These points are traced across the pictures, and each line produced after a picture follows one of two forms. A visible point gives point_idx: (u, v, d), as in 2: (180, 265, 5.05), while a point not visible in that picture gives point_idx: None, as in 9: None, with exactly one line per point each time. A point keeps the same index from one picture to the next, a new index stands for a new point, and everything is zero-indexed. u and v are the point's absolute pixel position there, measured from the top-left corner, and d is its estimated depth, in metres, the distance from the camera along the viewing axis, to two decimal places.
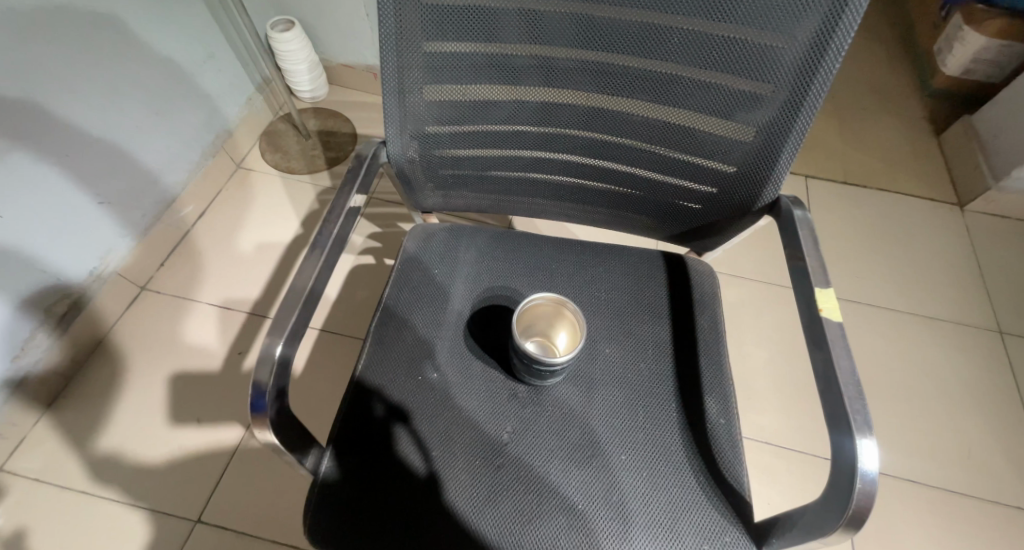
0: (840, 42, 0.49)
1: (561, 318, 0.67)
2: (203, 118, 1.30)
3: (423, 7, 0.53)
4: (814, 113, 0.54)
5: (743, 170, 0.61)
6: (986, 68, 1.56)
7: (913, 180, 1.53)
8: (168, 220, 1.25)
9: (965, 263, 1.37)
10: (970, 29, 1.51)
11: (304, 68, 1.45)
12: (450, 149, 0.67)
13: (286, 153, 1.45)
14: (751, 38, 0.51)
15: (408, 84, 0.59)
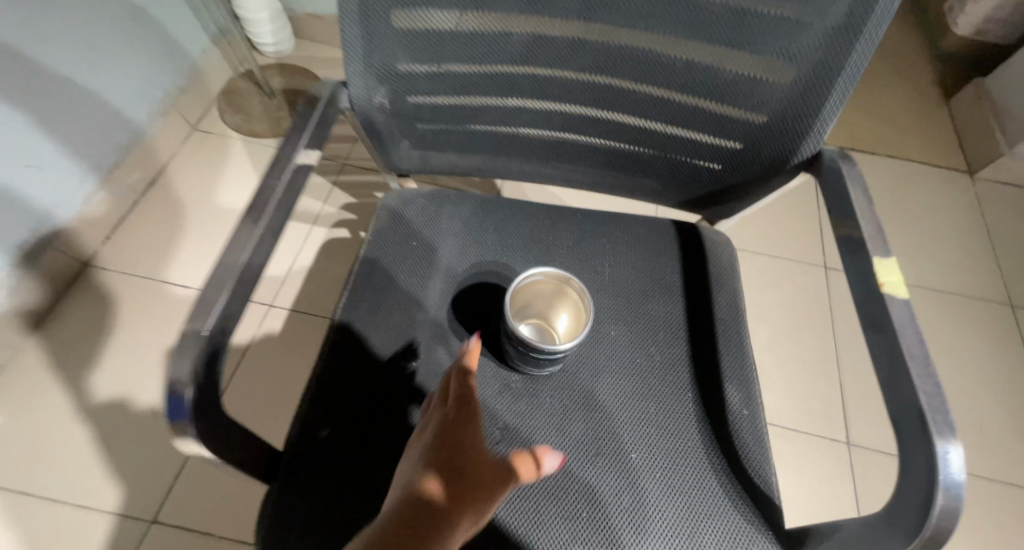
0: None
1: (564, 297, 0.58)
2: (150, 70, 1.14)
3: None
4: (872, 46, 0.45)
5: (778, 120, 0.52)
6: (998, 28, 1.49)
7: (922, 146, 1.45)
8: (113, 186, 1.10)
9: (975, 234, 1.31)
10: None
11: (266, 17, 1.30)
12: (428, 95, 0.56)
13: (249, 114, 1.31)
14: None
15: (373, 8, 0.47)
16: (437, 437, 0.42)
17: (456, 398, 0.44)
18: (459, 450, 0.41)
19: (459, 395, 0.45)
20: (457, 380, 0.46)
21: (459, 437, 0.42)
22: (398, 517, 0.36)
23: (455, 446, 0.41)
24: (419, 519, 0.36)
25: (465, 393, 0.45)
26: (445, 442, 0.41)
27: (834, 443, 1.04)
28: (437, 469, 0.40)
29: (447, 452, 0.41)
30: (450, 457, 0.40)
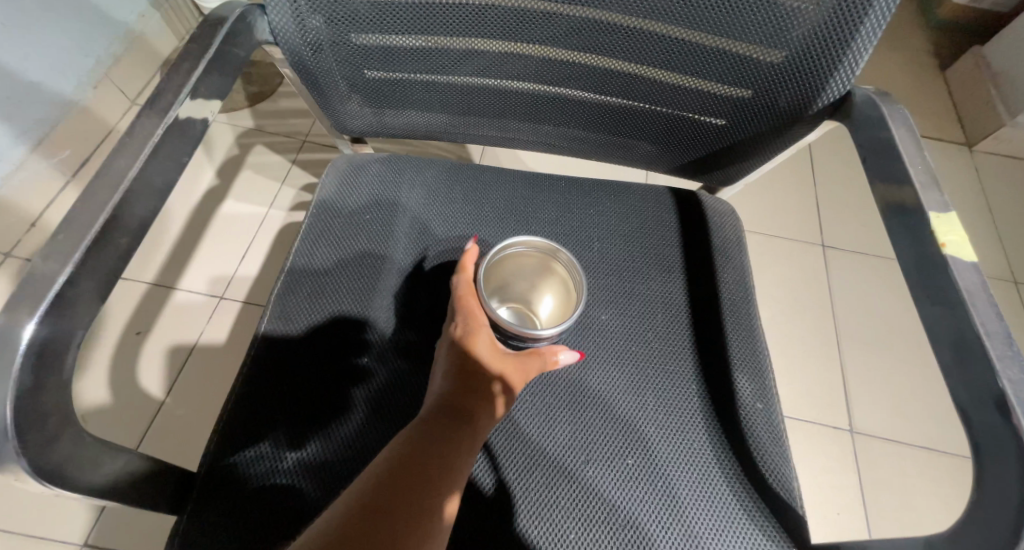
0: None
1: (550, 277, 0.50)
2: (77, 35, 1.03)
3: None
4: None
5: (798, 56, 0.43)
6: None
7: (919, 117, 1.39)
8: (37, 166, 0.99)
9: (975, 208, 1.25)
10: None
11: None
12: (374, 33, 0.46)
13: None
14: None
15: None
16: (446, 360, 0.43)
17: (459, 318, 0.44)
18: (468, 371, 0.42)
19: (462, 313, 0.44)
20: (459, 297, 0.45)
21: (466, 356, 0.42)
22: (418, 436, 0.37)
23: (463, 366, 0.42)
24: (435, 439, 0.37)
25: (469, 310, 0.44)
26: (455, 364, 0.42)
27: (838, 431, 0.98)
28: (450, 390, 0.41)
29: (458, 374, 0.42)
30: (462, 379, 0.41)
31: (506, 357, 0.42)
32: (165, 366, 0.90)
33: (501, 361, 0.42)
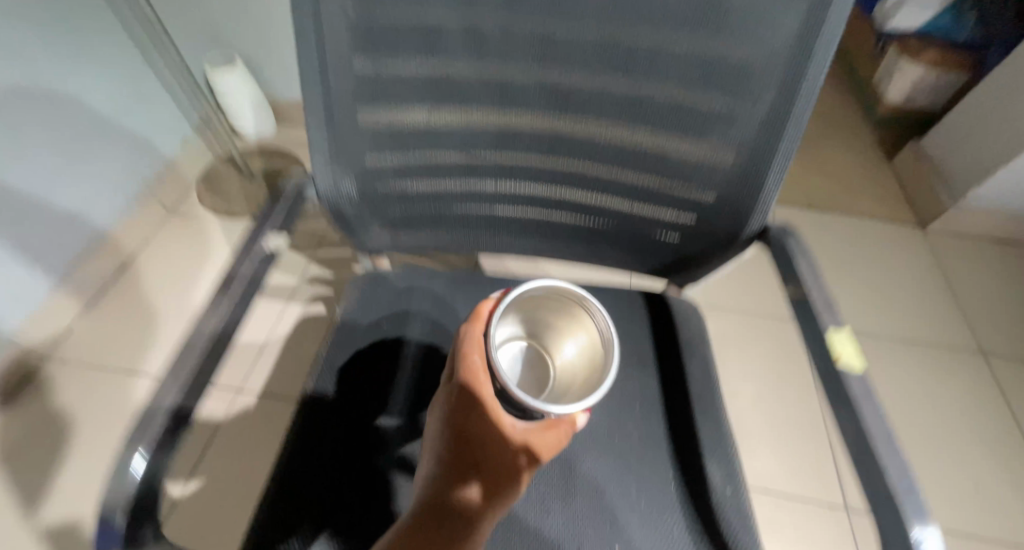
0: (824, 53, 0.44)
1: (578, 331, 0.44)
2: (126, 165, 1.24)
3: (349, 23, 0.45)
4: (800, 131, 0.48)
5: (726, 195, 0.55)
6: (927, 95, 1.59)
7: (873, 201, 1.54)
8: (83, 276, 1.17)
9: (935, 283, 1.36)
10: (906, 60, 1.54)
11: (247, 106, 1.41)
12: (395, 183, 0.58)
13: (227, 197, 1.38)
14: (741, 33, 0.44)
15: (337, 109, 0.50)
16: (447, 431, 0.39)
17: (464, 382, 0.39)
18: (473, 450, 0.38)
19: (467, 375, 0.39)
20: (466, 355, 0.40)
21: (471, 428, 0.38)
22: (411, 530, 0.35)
23: (467, 443, 0.38)
24: (432, 542, 0.34)
25: (474, 374, 0.39)
26: (460, 438, 0.38)
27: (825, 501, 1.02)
28: (452, 471, 0.37)
29: (462, 453, 0.38)
30: (464, 461, 0.37)
31: (520, 435, 0.38)
32: (187, 457, 0.99)
33: (511, 439, 0.38)
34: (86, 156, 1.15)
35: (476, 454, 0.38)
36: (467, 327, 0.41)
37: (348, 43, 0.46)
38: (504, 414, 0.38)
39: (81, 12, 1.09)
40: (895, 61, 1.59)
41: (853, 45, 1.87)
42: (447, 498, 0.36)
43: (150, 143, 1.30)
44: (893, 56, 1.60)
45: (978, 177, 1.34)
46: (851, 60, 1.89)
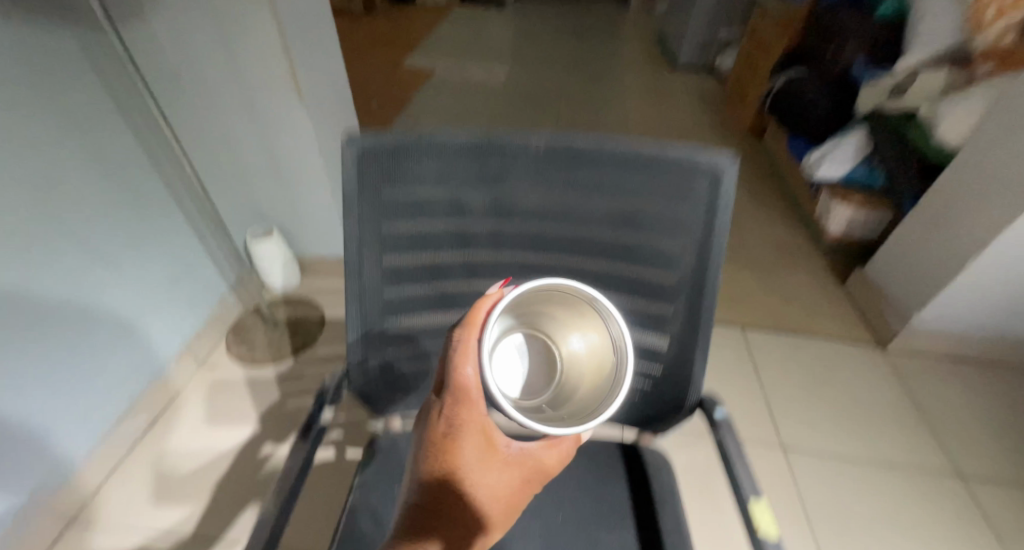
0: (714, 276, 0.62)
1: (585, 320, 0.45)
2: (173, 327, 1.35)
3: (383, 268, 0.63)
4: (710, 326, 0.65)
5: (669, 372, 0.69)
6: (862, 229, 1.76)
7: (835, 324, 1.69)
8: (115, 436, 1.22)
9: (904, 402, 1.46)
10: (837, 204, 1.73)
11: (279, 264, 1.56)
12: (409, 371, 0.73)
13: (252, 346, 1.49)
14: (654, 273, 0.63)
15: (370, 322, 0.67)
16: (446, 459, 0.44)
17: (462, 416, 0.43)
18: (476, 473, 0.44)
19: (466, 408, 0.43)
20: (461, 387, 0.43)
21: (470, 454, 0.44)
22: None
23: (469, 467, 0.44)
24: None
25: (471, 402, 0.43)
26: (463, 465, 0.44)
27: None
28: (461, 495, 0.44)
29: (466, 475, 0.44)
30: (470, 481, 0.44)
31: (519, 456, 0.46)
32: None
33: (506, 457, 0.45)
34: (140, 314, 1.24)
35: (479, 477, 0.44)
36: (455, 355, 0.43)
37: (381, 280, 0.64)
38: (494, 437, 0.45)
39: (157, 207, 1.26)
40: (827, 204, 1.79)
41: (794, 182, 2.12)
42: (462, 519, 0.43)
43: (197, 297, 1.43)
44: (826, 198, 1.79)
45: (919, 304, 1.49)
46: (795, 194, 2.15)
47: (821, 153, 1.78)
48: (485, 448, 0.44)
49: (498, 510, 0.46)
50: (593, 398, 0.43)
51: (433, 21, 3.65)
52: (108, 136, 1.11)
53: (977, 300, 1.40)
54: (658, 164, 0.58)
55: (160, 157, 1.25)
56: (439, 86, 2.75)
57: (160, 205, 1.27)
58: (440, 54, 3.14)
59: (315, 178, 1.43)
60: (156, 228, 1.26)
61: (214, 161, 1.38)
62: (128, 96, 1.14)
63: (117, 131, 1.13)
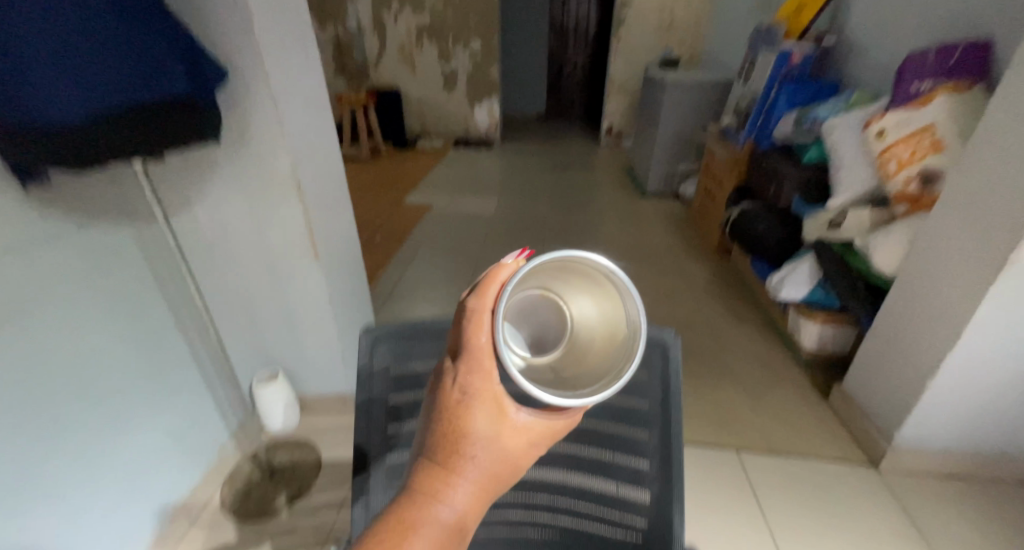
0: (677, 431, 0.65)
1: (590, 286, 0.50)
2: (170, 485, 1.22)
3: (386, 435, 0.68)
4: (682, 483, 0.65)
5: (652, 532, 0.67)
6: (833, 343, 1.78)
7: (826, 442, 1.61)
8: None
9: (905, 531, 1.36)
10: (805, 319, 1.76)
11: (282, 408, 1.44)
12: None
13: (248, 501, 1.31)
14: (620, 430, 0.69)
15: (367, 486, 0.67)
16: (455, 425, 0.44)
17: (471, 386, 0.43)
18: (485, 441, 0.44)
19: (473, 376, 0.43)
20: (471, 353, 0.43)
21: (480, 422, 0.44)
22: (447, 512, 0.43)
23: (480, 435, 0.44)
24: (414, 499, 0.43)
25: (482, 369, 0.44)
26: (472, 431, 0.44)
27: None
28: (470, 461, 0.44)
29: (475, 441, 0.44)
30: (479, 446, 0.44)
31: (529, 425, 0.45)
32: None
33: (517, 426, 0.44)
34: (139, 475, 1.13)
35: (488, 442, 0.44)
36: (465, 323, 0.43)
37: (384, 446, 0.67)
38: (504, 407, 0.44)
39: (170, 358, 1.21)
40: (797, 319, 1.82)
41: (762, 299, 2.18)
42: (469, 480, 0.44)
43: (197, 451, 1.30)
44: (794, 314, 1.83)
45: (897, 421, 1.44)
46: (766, 310, 2.18)
47: (780, 277, 1.83)
48: (493, 417, 0.44)
49: (511, 470, 0.46)
50: (599, 360, 0.48)
51: (428, 164, 3.96)
52: (141, 312, 1.12)
53: (955, 418, 1.36)
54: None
55: (187, 326, 1.25)
56: (433, 222, 2.90)
57: (181, 373, 1.24)
58: (436, 191, 3.37)
59: (324, 332, 1.38)
60: (166, 378, 1.19)
61: (234, 325, 1.37)
62: (164, 274, 1.17)
63: (150, 306, 1.14)
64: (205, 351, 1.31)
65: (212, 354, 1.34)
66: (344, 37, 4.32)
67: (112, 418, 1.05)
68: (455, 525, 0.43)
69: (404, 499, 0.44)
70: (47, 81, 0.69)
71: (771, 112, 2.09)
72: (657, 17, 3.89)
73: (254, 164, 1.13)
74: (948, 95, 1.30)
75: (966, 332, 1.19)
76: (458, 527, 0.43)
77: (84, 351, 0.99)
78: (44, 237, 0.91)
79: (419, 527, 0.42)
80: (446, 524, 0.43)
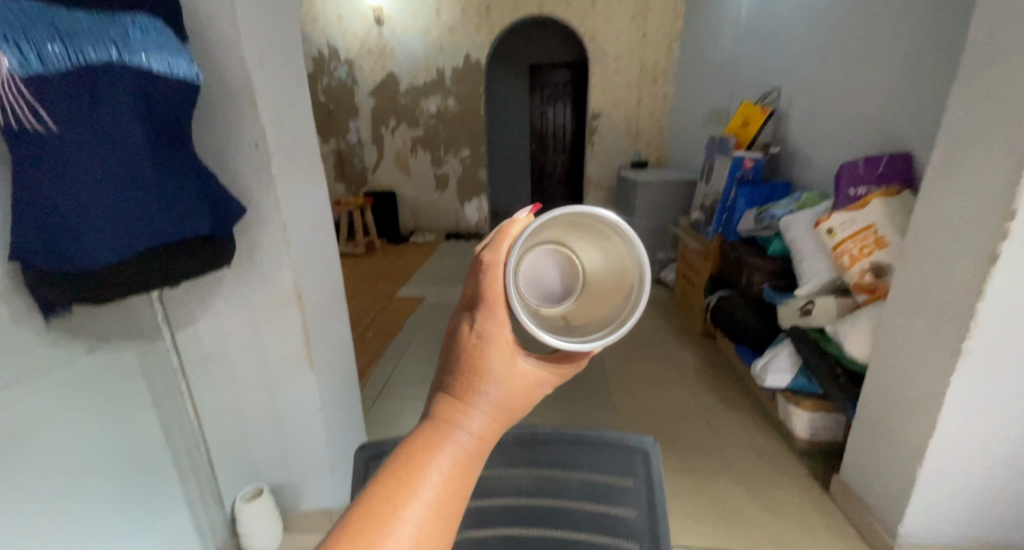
0: (663, 531, 0.65)
1: (602, 240, 0.59)
2: None
3: None
4: None
5: None
6: (826, 429, 1.65)
7: (826, 536, 1.40)
8: None
9: None
10: (793, 405, 1.65)
11: (268, 527, 1.36)
12: None
13: None
14: (613, 548, 0.65)
15: None
16: (469, 365, 0.44)
17: (487, 325, 0.44)
18: (499, 381, 0.44)
19: (490, 315, 0.45)
20: (487, 295, 0.45)
21: (494, 359, 0.44)
22: (457, 453, 0.41)
23: (494, 373, 0.44)
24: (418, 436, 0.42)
25: (494, 305, 0.45)
26: (486, 369, 0.44)
27: None
28: (482, 402, 0.43)
29: (489, 380, 0.43)
30: (492, 384, 0.44)
31: (538, 372, 0.45)
32: None
33: (526, 373, 0.45)
34: None
35: (501, 381, 0.44)
36: (481, 270, 0.46)
37: None
38: (514, 353, 0.45)
39: (154, 482, 1.17)
40: (785, 404, 1.70)
41: (748, 380, 2.04)
42: (480, 420, 0.43)
43: None
44: (782, 399, 1.71)
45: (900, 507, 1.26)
46: (753, 391, 2.02)
47: (763, 362, 1.75)
48: (506, 359, 0.44)
49: (521, 415, 0.45)
50: (610, 306, 0.58)
51: (419, 257, 4.07)
52: (137, 431, 1.12)
53: (959, 513, 1.22)
54: (600, 453, 0.74)
55: (178, 442, 1.24)
56: (424, 312, 2.87)
57: (167, 494, 1.21)
58: (426, 283, 3.43)
59: (312, 444, 1.35)
60: (144, 499, 1.14)
61: (223, 439, 1.34)
62: (164, 391, 1.19)
63: (148, 425, 1.14)
64: (193, 466, 1.28)
65: (196, 469, 1.30)
66: (344, 147, 4.64)
67: (96, 543, 1.03)
68: (467, 466, 0.41)
69: (413, 438, 0.42)
70: (88, 238, 0.74)
71: (733, 211, 2.25)
72: (627, 124, 4.25)
73: (259, 280, 1.18)
74: (881, 198, 1.45)
75: (943, 412, 1.11)
76: (469, 469, 0.42)
77: (76, 473, 0.98)
78: (57, 362, 0.94)
79: (429, 467, 0.40)
80: (458, 466, 0.41)
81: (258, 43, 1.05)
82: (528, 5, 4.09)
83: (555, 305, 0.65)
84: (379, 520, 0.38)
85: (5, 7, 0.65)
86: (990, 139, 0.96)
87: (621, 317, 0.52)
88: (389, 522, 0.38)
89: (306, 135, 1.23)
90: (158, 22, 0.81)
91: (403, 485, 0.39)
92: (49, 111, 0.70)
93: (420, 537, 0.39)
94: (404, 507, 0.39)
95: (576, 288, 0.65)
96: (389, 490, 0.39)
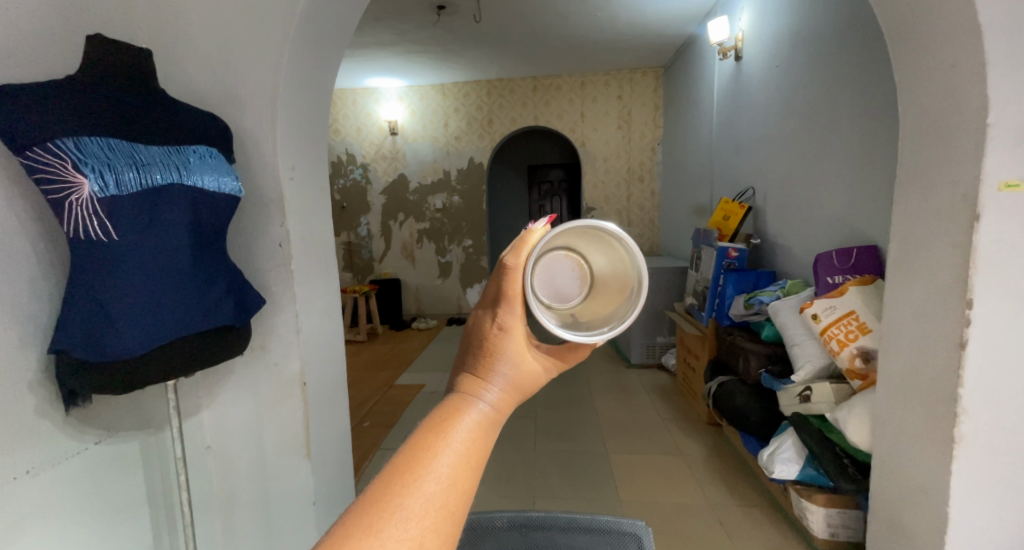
0: None
1: (610, 249, 0.67)
2: None
3: None
4: None
5: None
6: (845, 528, 1.54)
7: None
8: None
9: None
10: (806, 501, 1.57)
11: None
12: None
13: None
14: None
15: None
16: (488, 349, 0.53)
17: (508, 316, 0.53)
18: (513, 361, 0.53)
19: (510, 307, 0.53)
20: (508, 291, 0.54)
21: (510, 345, 0.53)
22: (478, 416, 0.49)
23: (509, 355, 0.53)
24: (446, 406, 0.50)
25: (512, 301, 0.54)
26: (504, 352, 0.53)
27: None
28: (498, 378, 0.52)
29: (506, 360, 0.52)
30: (508, 363, 0.52)
31: (545, 358, 0.55)
32: None
33: (535, 359, 0.54)
34: None
35: (515, 361, 0.53)
36: (504, 271, 0.54)
37: None
38: (525, 341, 0.54)
39: None
40: (800, 500, 1.62)
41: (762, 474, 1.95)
42: (497, 392, 0.51)
43: None
44: (796, 495, 1.63)
45: None
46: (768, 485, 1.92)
47: (770, 451, 1.70)
48: (518, 346, 0.53)
49: (530, 393, 0.54)
50: (615, 304, 0.68)
51: (421, 343, 4.10)
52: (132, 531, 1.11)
53: None
54: (594, 541, 0.73)
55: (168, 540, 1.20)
56: (424, 400, 2.88)
57: None
58: (427, 370, 3.44)
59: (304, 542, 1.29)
60: None
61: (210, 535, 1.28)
62: (160, 486, 1.18)
63: (141, 517, 1.13)
64: None
65: None
66: (354, 240, 4.85)
67: None
68: (486, 428, 0.49)
69: (442, 405, 0.50)
70: (124, 325, 0.82)
71: (722, 297, 2.33)
72: (620, 216, 4.48)
73: (267, 369, 1.22)
74: (857, 286, 1.54)
75: (953, 507, 1.05)
76: (490, 430, 0.49)
77: None
78: (65, 453, 0.97)
79: (456, 426, 0.48)
80: (478, 428, 0.49)
81: (290, 159, 1.19)
82: (526, 116, 4.49)
83: (574, 301, 0.74)
84: (413, 469, 0.45)
85: (100, 147, 0.81)
86: (934, 242, 1.06)
87: (624, 315, 0.62)
88: (421, 471, 0.45)
89: (323, 235, 1.35)
90: (213, 151, 0.97)
91: (435, 439, 0.47)
92: (115, 224, 0.82)
93: (450, 484, 0.45)
94: (435, 458, 0.46)
95: (586, 288, 0.75)
96: (422, 444, 0.46)
